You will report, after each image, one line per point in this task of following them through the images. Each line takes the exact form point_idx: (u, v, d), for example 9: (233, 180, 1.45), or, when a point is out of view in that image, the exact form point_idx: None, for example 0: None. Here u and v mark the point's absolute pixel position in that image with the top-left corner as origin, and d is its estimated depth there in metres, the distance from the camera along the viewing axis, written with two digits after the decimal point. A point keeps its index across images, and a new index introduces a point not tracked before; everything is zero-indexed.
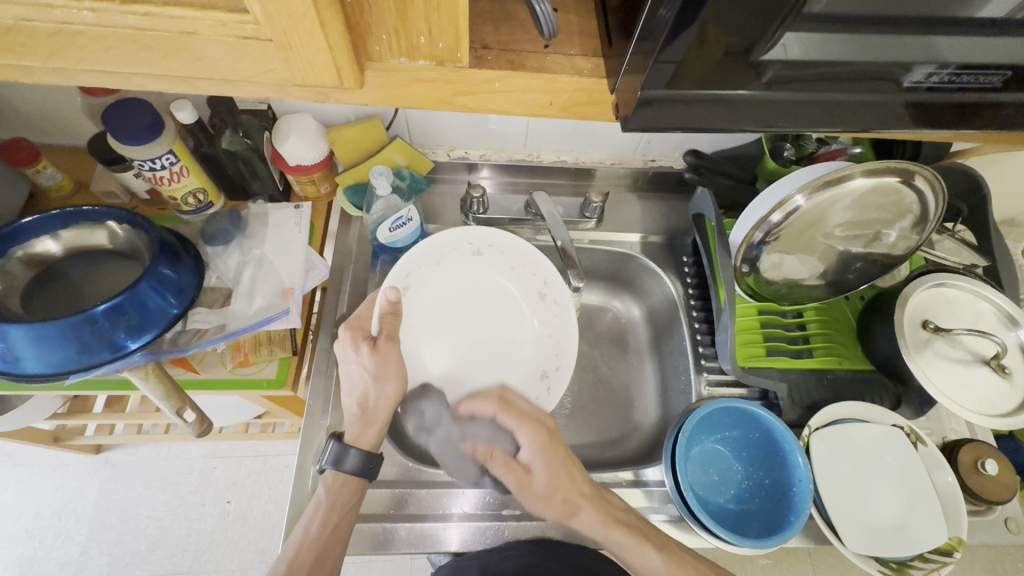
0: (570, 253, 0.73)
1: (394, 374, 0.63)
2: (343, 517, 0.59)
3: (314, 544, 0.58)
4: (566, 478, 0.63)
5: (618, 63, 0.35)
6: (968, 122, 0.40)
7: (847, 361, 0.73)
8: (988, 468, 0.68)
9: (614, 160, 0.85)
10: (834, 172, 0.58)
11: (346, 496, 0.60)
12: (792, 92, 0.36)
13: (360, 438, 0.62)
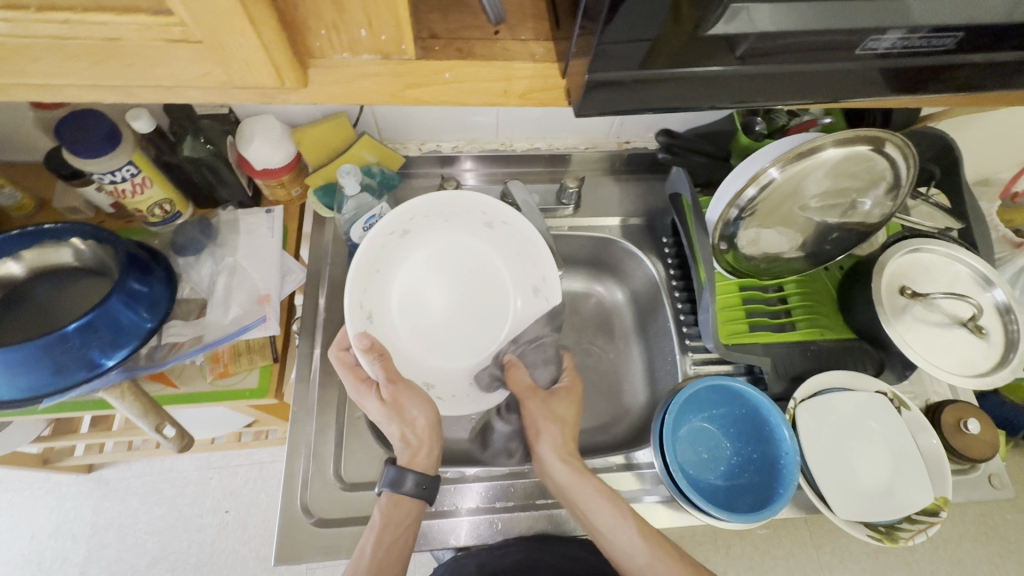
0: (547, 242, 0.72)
1: (417, 404, 0.62)
2: (405, 539, 0.57)
3: (370, 567, 0.55)
4: (562, 421, 0.67)
5: (568, 45, 0.34)
6: (927, 88, 0.40)
7: (829, 331, 0.74)
8: (970, 427, 0.69)
9: (588, 145, 0.84)
10: (806, 143, 0.58)
11: (400, 517, 0.57)
12: (744, 64, 0.35)
13: (422, 464, 0.60)
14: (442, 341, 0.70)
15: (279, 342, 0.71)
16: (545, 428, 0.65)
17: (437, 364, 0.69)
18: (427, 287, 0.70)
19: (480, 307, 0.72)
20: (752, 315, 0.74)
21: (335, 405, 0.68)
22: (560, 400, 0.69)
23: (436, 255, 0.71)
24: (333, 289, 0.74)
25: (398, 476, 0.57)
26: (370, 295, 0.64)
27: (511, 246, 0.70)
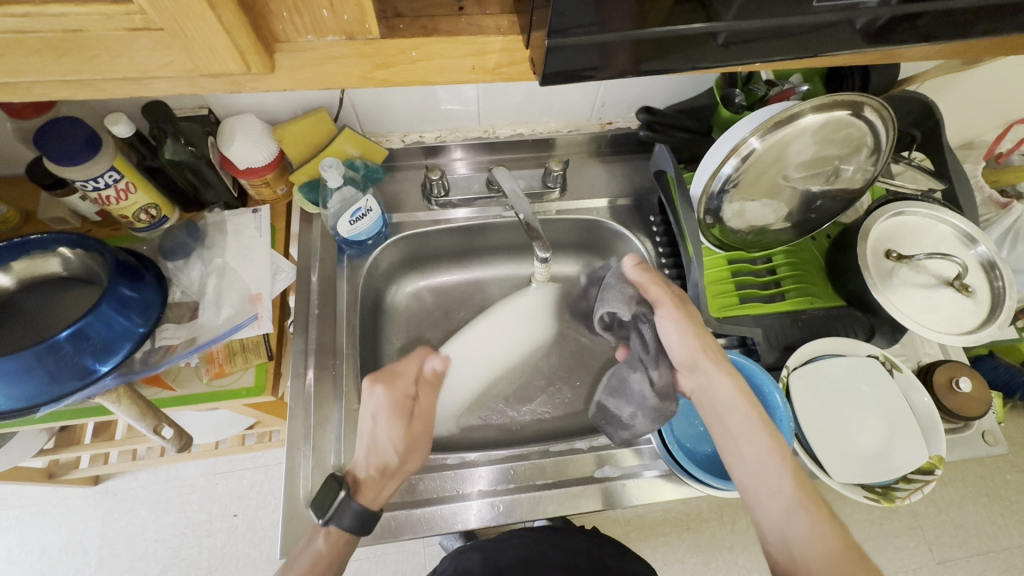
0: (534, 226, 0.72)
1: (415, 450, 0.61)
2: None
3: None
4: (704, 350, 0.60)
5: (528, 15, 0.34)
6: (886, 42, 0.40)
7: (818, 299, 0.74)
8: (962, 386, 0.70)
9: (571, 128, 0.84)
10: (785, 111, 0.58)
11: (340, 552, 0.55)
12: (704, 25, 0.35)
13: (374, 494, 0.57)
14: None
15: (273, 339, 0.71)
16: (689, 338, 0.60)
17: None
18: None
19: None
20: (742, 288, 0.75)
21: (332, 399, 0.68)
22: (700, 328, 0.62)
23: None
24: (323, 284, 0.75)
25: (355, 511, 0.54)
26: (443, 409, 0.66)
27: None
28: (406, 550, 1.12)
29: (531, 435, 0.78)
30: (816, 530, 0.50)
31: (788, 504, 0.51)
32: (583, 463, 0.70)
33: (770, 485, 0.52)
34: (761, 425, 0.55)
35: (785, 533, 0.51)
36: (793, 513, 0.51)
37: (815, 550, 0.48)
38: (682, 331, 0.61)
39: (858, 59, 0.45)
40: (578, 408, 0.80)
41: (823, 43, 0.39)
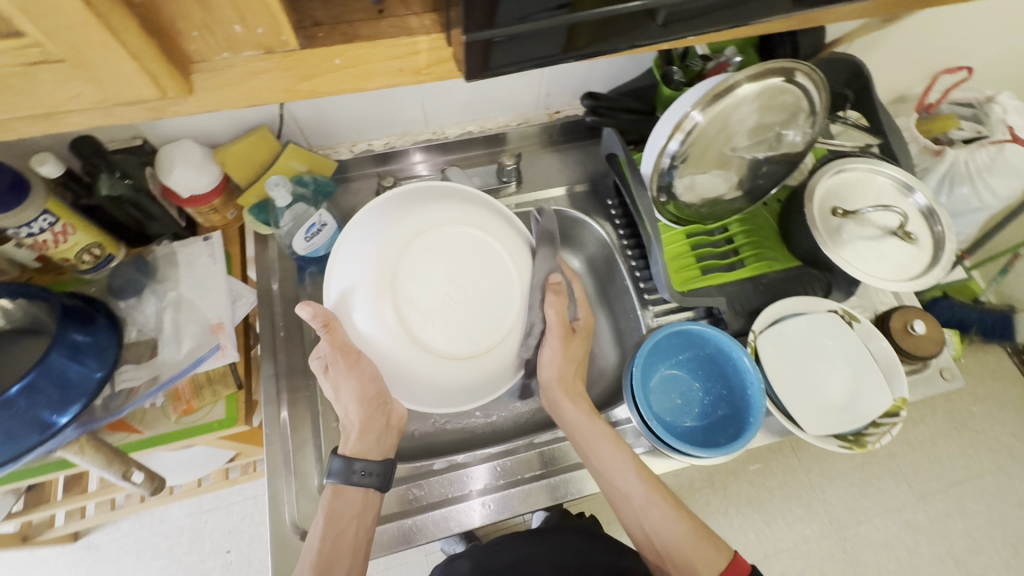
0: None
1: (355, 387, 0.61)
2: (358, 529, 0.58)
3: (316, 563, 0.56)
4: (575, 364, 0.70)
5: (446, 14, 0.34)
6: (799, 6, 0.41)
7: (776, 262, 0.77)
8: (917, 328, 0.74)
9: (520, 121, 0.84)
10: (721, 84, 0.59)
11: (345, 508, 0.59)
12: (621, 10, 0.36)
13: (347, 448, 0.62)
14: (445, 303, 0.61)
15: (241, 368, 0.69)
16: (598, 421, 0.67)
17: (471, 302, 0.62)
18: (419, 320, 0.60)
19: (434, 296, 0.61)
20: (703, 259, 0.76)
21: (308, 420, 0.66)
22: (580, 337, 0.72)
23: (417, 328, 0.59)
24: (285, 304, 0.72)
25: (343, 467, 0.59)
26: (430, 337, 0.60)
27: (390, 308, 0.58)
28: (409, 561, 1.11)
29: (517, 427, 0.78)
30: (686, 538, 0.60)
31: (638, 502, 0.62)
32: (569, 452, 0.70)
33: (653, 520, 0.62)
34: (599, 417, 0.68)
35: (656, 524, 0.62)
36: (647, 508, 0.62)
37: (673, 538, 0.60)
38: (580, 334, 0.72)
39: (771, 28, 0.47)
40: None
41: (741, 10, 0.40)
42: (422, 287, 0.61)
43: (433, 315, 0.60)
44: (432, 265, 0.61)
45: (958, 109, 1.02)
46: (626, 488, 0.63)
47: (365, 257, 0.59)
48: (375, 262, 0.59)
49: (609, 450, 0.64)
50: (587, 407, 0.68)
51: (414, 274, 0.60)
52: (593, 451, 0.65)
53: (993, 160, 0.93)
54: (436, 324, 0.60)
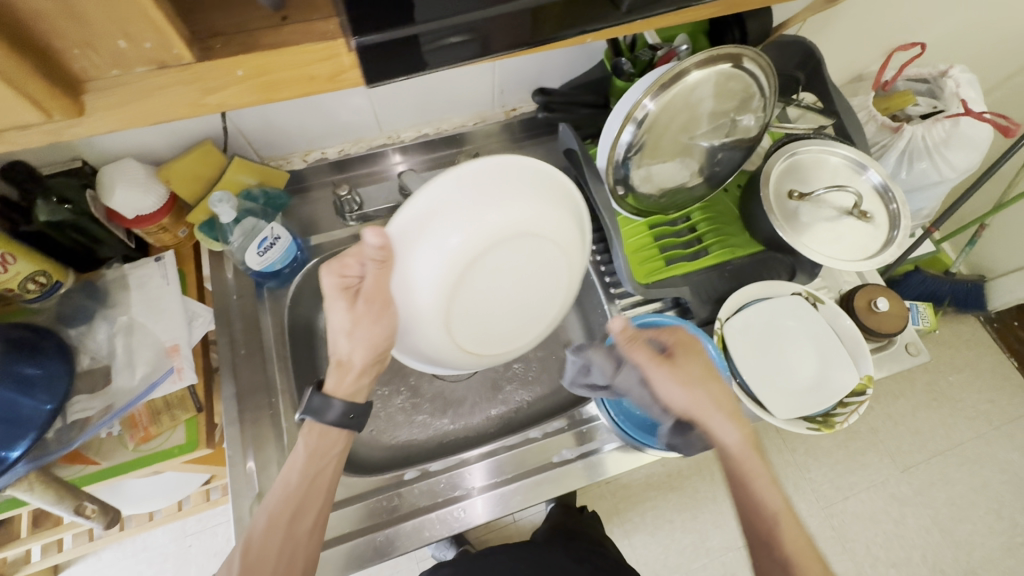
0: None
1: (371, 329, 0.60)
2: (301, 471, 0.56)
3: (295, 493, 0.56)
4: (702, 381, 0.59)
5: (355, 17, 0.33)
6: None
7: (740, 248, 0.76)
8: (880, 306, 0.75)
9: (477, 120, 0.83)
10: (670, 71, 0.59)
11: (328, 446, 0.59)
12: None
13: (338, 386, 0.61)
14: (482, 291, 0.62)
15: (201, 390, 0.67)
16: (753, 453, 0.56)
17: (506, 295, 0.64)
18: (444, 305, 0.60)
19: (476, 285, 0.61)
20: (666, 249, 0.76)
21: (273, 438, 0.65)
22: (687, 353, 0.60)
23: (445, 315, 0.61)
24: (244, 321, 0.71)
25: (321, 405, 0.59)
26: (460, 318, 0.62)
27: (422, 295, 0.59)
28: (401, 570, 1.09)
29: (490, 431, 0.77)
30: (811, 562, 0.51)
31: (784, 560, 0.51)
32: (540, 451, 0.69)
33: (770, 505, 0.53)
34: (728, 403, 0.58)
35: (770, 502, 0.54)
36: (782, 520, 0.53)
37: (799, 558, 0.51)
38: (679, 361, 0.59)
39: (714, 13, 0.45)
40: (528, 397, 0.79)
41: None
42: (481, 268, 0.60)
43: (466, 302, 0.62)
44: (506, 250, 0.60)
45: (913, 85, 1.03)
46: (777, 538, 0.52)
47: (453, 223, 0.57)
48: (472, 234, 0.57)
49: (719, 424, 0.57)
50: (739, 425, 0.57)
51: (489, 257, 0.60)
52: (745, 482, 0.55)
53: (949, 134, 0.94)
54: (454, 314, 0.62)
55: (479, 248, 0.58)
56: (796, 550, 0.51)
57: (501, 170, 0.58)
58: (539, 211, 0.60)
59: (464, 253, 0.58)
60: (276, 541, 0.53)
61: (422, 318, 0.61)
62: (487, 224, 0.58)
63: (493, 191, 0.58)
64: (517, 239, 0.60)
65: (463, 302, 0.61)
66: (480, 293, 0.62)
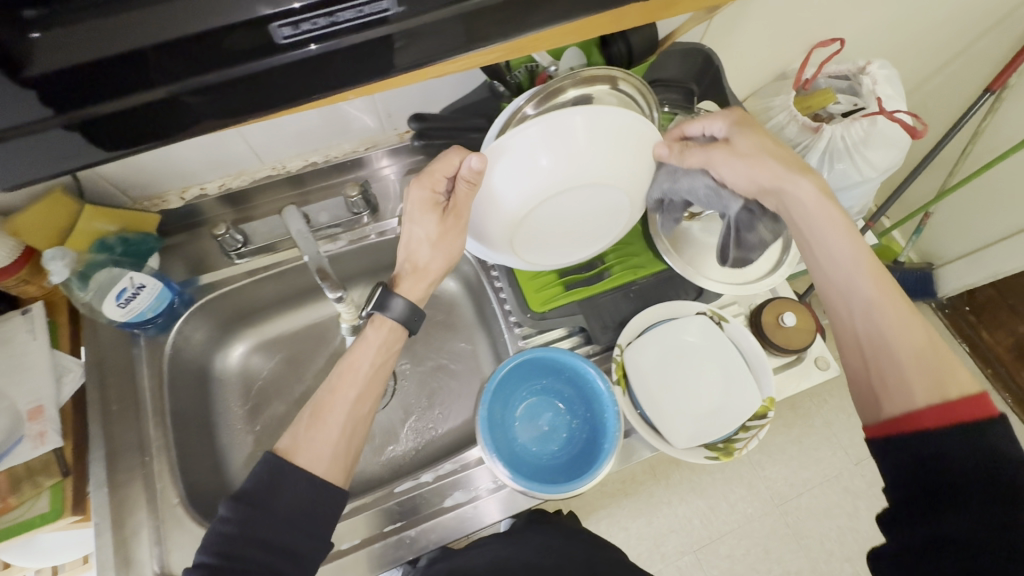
0: (326, 269, 0.62)
1: (444, 246, 0.64)
2: (372, 361, 0.62)
3: (341, 428, 0.58)
4: (768, 150, 0.58)
5: None
6: None
7: (642, 268, 0.73)
8: (788, 321, 0.73)
9: (368, 145, 0.79)
10: (547, 84, 0.55)
11: (392, 341, 0.64)
12: None
13: (410, 291, 0.66)
14: (568, 217, 0.63)
15: (69, 452, 0.62)
16: (829, 206, 0.54)
17: (585, 222, 0.65)
18: (537, 226, 0.63)
19: (567, 213, 0.63)
20: (566, 274, 0.72)
21: (144, 501, 0.62)
22: (755, 128, 0.59)
23: (522, 235, 0.64)
24: (118, 375, 0.67)
25: (406, 306, 0.63)
26: (501, 246, 0.65)
27: (525, 208, 0.60)
28: None
29: (401, 467, 0.77)
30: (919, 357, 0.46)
31: (869, 301, 0.49)
32: (432, 497, 0.66)
33: (863, 295, 0.50)
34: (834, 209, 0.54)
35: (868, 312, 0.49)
36: (873, 315, 0.49)
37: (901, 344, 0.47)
38: (736, 135, 0.59)
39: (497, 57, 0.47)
40: (438, 431, 0.79)
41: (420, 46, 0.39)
42: (541, 210, 0.61)
43: (526, 233, 0.64)
44: (572, 196, 0.61)
45: (834, 83, 1.00)
46: (855, 288, 0.51)
47: (547, 164, 0.56)
48: (550, 176, 0.57)
49: (808, 193, 0.55)
50: (812, 179, 0.55)
51: (558, 199, 0.61)
52: (823, 236, 0.54)
53: (868, 133, 0.91)
54: (534, 236, 0.65)
55: (579, 181, 0.59)
56: (876, 288, 0.50)
57: (590, 121, 0.55)
58: (613, 165, 0.59)
59: (579, 180, 0.59)
60: (324, 436, 0.57)
61: (529, 232, 0.64)
62: (567, 169, 0.57)
63: (622, 146, 0.58)
64: (582, 189, 0.60)
65: (521, 237, 0.64)
66: (542, 225, 0.63)
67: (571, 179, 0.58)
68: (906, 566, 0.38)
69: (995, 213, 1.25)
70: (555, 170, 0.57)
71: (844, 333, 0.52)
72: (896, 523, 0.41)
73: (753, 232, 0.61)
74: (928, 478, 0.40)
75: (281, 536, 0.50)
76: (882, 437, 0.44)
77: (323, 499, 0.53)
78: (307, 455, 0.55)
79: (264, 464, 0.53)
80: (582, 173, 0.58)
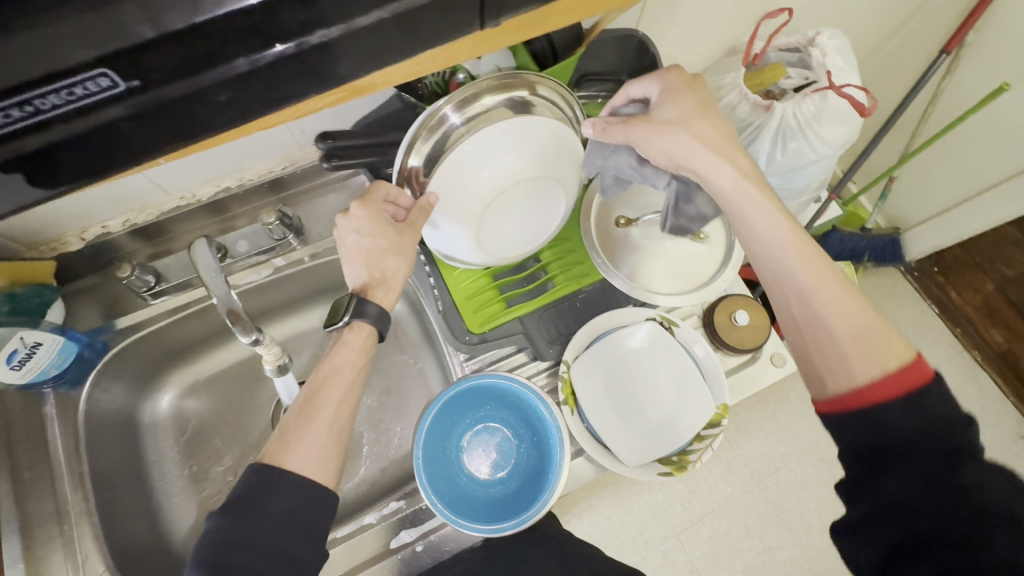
0: (235, 309, 0.57)
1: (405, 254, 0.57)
2: (356, 364, 0.55)
3: (317, 443, 0.50)
4: (691, 117, 0.51)
5: None
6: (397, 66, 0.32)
7: (589, 275, 0.68)
8: (740, 319, 0.70)
9: (286, 162, 0.72)
10: (457, 92, 0.49)
11: (360, 346, 0.56)
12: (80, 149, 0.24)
13: (383, 303, 0.58)
14: (523, 210, 0.61)
15: None
16: (751, 183, 0.49)
17: (540, 210, 0.62)
18: (497, 225, 0.60)
19: (523, 207, 0.60)
20: (506, 290, 0.68)
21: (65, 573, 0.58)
22: (681, 91, 0.52)
23: (488, 235, 0.61)
24: (28, 440, 0.62)
25: (378, 314, 0.56)
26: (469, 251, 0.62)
27: (479, 213, 0.57)
28: None
29: (350, 504, 0.73)
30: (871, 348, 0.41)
31: (799, 281, 0.45)
32: (376, 539, 0.63)
33: (800, 283, 0.45)
34: (756, 185, 0.49)
35: (818, 312, 0.44)
36: (806, 296, 0.45)
37: (835, 324, 0.43)
38: (661, 107, 0.52)
39: (374, 87, 0.32)
40: (390, 460, 0.76)
41: (224, 108, 0.26)
42: (495, 208, 0.58)
43: (490, 234, 0.61)
44: (521, 191, 0.58)
45: (784, 56, 0.95)
46: (785, 263, 0.46)
47: (484, 170, 0.54)
48: (492, 179, 0.55)
49: (743, 187, 0.49)
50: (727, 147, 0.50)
51: (508, 197, 0.58)
52: (745, 216, 0.49)
53: (819, 108, 0.87)
54: (499, 235, 0.62)
55: (524, 176, 0.57)
56: (806, 265, 0.45)
57: (517, 129, 0.53)
58: (546, 155, 0.57)
59: (523, 176, 0.56)
60: (311, 439, 0.50)
61: (494, 232, 0.61)
62: (507, 169, 0.55)
63: (556, 139, 0.56)
64: (528, 183, 0.58)
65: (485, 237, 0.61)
66: (500, 223, 0.60)
67: (515, 177, 0.56)
68: (863, 543, 0.37)
69: (978, 163, 1.12)
70: (497, 174, 0.55)
71: (781, 302, 0.47)
72: (854, 496, 0.39)
73: (692, 204, 0.58)
74: (875, 438, 0.38)
75: (277, 541, 0.44)
76: (830, 414, 0.42)
77: (317, 501, 0.47)
78: (296, 459, 0.49)
79: (252, 472, 0.47)
80: (523, 170, 0.56)
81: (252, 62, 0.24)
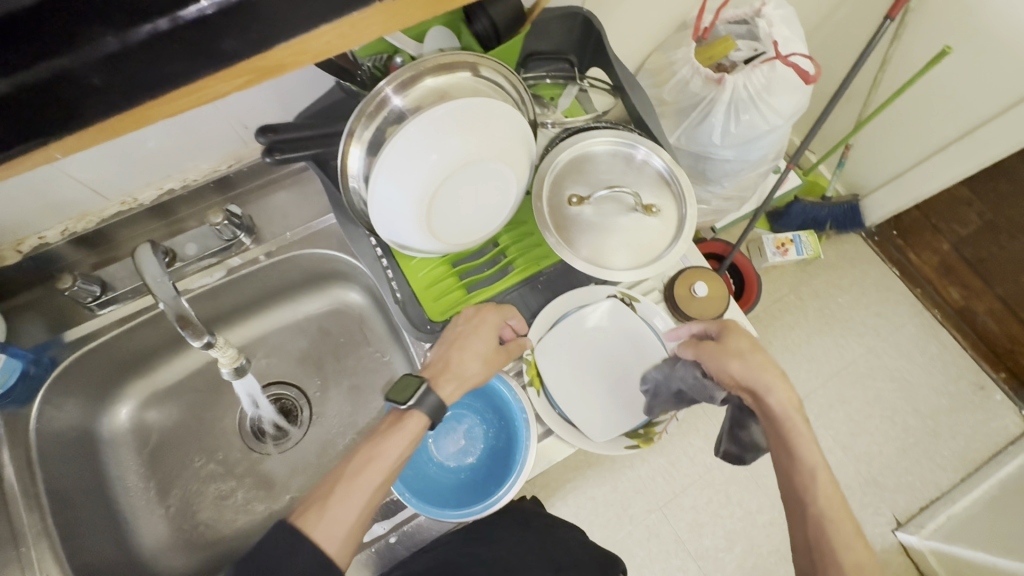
0: (183, 313, 0.55)
1: (473, 353, 0.58)
2: (402, 453, 0.53)
3: (342, 521, 0.48)
4: (761, 365, 0.56)
5: None
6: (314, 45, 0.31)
7: (548, 257, 0.67)
8: (699, 291, 0.71)
9: (232, 161, 0.70)
10: (398, 73, 0.50)
11: (409, 434, 0.54)
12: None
13: (446, 397, 0.57)
14: (474, 195, 0.59)
15: None
16: (794, 412, 0.54)
17: (493, 194, 0.61)
18: (448, 212, 0.59)
19: (473, 193, 0.59)
20: (465, 277, 0.67)
21: None
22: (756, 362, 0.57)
23: (439, 223, 0.59)
24: None
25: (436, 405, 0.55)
26: (421, 241, 0.60)
27: (427, 203, 0.56)
28: None
29: None
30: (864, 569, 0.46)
31: (817, 512, 0.49)
32: None
33: (814, 508, 0.50)
34: (797, 416, 0.54)
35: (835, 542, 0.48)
36: (820, 522, 0.49)
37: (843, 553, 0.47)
38: (729, 344, 0.59)
39: (288, 68, 0.30)
40: None
41: (99, 92, 0.27)
42: (444, 195, 0.57)
43: (442, 221, 0.60)
44: (470, 177, 0.57)
45: (733, 28, 0.96)
46: (810, 491, 0.50)
47: (430, 158, 0.52)
48: (439, 166, 0.53)
49: (780, 403, 0.55)
50: (783, 383, 0.55)
51: (458, 183, 0.57)
52: (788, 446, 0.53)
53: (769, 79, 0.89)
54: (451, 222, 0.60)
55: (472, 163, 0.55)
56: (828, 504, 0.49)
57: (460, 112, 0.52)
58: (494, 138, 0.55)
59: (471, 161, 0.55)
60: (342, 515, 0.48)
61: (445, 219, 0.60)
62: (454, 155, 0.53)
63: (502, 120, 0.55)
64: (478, 168, 0.56)
65: (437, 225, 0.59)
66: (450, 210, 0.59)
67: (463, 163, 0.54)
68: None
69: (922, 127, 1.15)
70: (443, 161, 0.53)
71: (794, 524, 0.51)
72: None
73: (746, 429, 0.63)
74: None
75: None
76: None
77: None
78: (323, 530, 0.47)
79: (278, 527, 0.46)
80: (471, 155, 0.54)
81: (123, 40, 0.26)
